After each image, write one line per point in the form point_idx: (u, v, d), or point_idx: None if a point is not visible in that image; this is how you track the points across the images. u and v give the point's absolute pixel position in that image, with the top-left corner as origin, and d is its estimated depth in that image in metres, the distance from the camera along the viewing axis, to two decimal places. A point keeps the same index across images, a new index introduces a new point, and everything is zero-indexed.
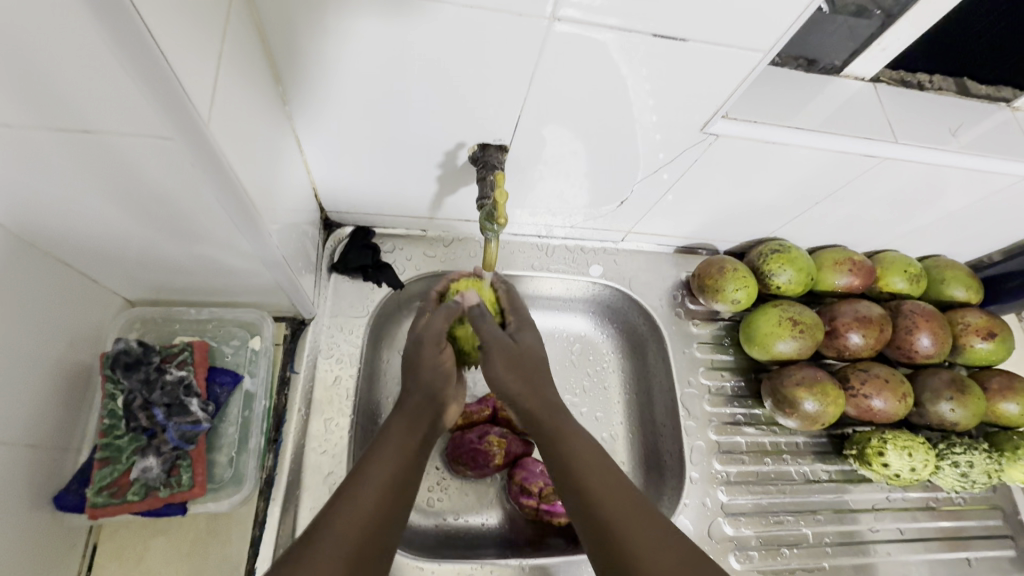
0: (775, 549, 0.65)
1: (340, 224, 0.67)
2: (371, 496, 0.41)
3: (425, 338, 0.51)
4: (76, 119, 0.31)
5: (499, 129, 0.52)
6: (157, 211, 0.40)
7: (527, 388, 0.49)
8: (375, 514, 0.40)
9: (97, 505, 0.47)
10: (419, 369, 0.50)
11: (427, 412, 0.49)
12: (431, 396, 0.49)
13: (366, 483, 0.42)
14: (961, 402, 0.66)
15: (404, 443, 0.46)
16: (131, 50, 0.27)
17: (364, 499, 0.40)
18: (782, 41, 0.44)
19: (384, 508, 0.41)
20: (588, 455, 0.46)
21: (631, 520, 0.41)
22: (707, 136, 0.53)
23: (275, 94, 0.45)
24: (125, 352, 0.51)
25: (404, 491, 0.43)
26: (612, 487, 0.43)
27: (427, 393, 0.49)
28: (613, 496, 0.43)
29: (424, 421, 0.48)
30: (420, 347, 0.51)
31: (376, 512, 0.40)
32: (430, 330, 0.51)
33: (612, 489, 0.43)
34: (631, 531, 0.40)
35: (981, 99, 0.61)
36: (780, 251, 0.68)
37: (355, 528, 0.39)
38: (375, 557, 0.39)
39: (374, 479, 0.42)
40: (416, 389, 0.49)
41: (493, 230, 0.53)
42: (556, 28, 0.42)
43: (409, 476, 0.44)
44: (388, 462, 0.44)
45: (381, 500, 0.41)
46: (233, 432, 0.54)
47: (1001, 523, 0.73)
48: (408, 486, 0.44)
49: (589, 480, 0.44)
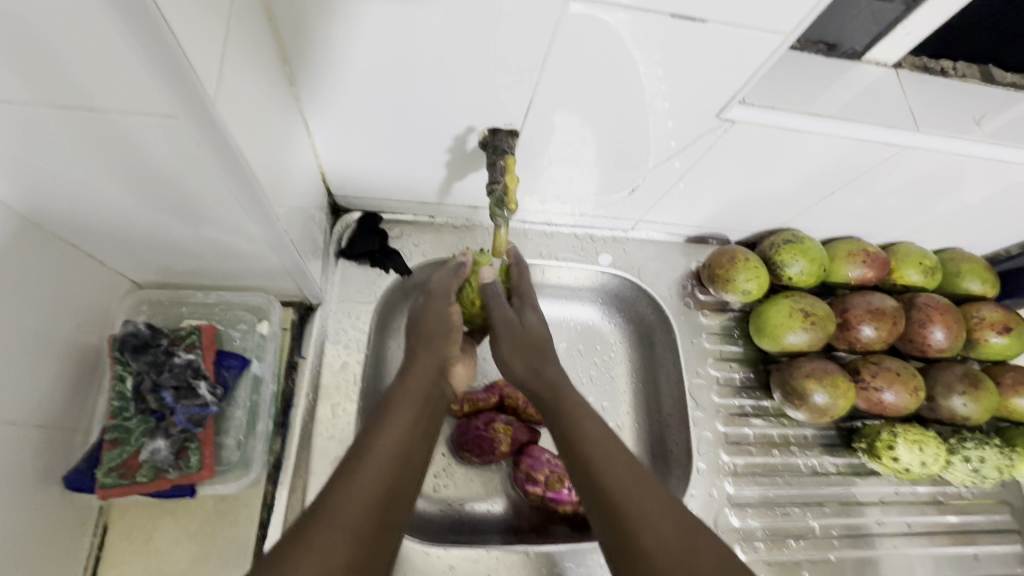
0: (781, 540, 0.65)
1: (348, 209, 0.66)
2: (375, 470, 0.41)
3: (436, 298, 0.56)
4: (82, 97, 0.30)
5: (511, 113, 0.51)
6: (163, 191, 0.39)
7: (528, 364, 0.53)
8: (381, 491, 0.41)
9: (107, 485, 0.47)
10: (425, 330, 0.54)
11: (432, 377, 0.52)
12: (436, 354, 0.53)
13: (368, 460, 0.42)
14: (975, 396, 0.65)
15: (405, 413, 0.47)
16: (138, 26, 0.26)
17: (367, 472, 0.41)
18: (804, 23, 0.43)
19: (385, 489, 0.41)
20: (596, 442, 0.46)
21: (637, 501, 0.42)
22: (723, 122, 0.52)
23: (282, 75, 0.44)
24: (134, 335, 0.50)
25: (408, 468, 0.44)
26: (613, 459, 0.45)
27: (432, 358, 0.53)
28: (619, 475, 0.44)
29: (426, 386, 0.50)
30: (428, 307, 0.56)
31: (378, 487, 0.41)
32: (440, 288, 0.56)
33: (615, 466, 0.44)
34: (633, 508, 0.41)
35: (1006, 86, 0.59)
36: (794, 241, 0.67)
37: (359, 509, 0.39)
38: (383, 540, 0.39)
39: (379, 455, 0.43)
40: (425, 351, 0.53)
41: (503, 216, 0.51)
42: (570, 9, 0.40)
43: (412, 448, 0.45)
44: (394, 432, 0.45)
45: (388, 474, 0.42)
46: (241, 415, 0.54)
47: (1009, 518, 0.73)
48: (413, 458, 0.45)
49: (593, 460, 0.45)
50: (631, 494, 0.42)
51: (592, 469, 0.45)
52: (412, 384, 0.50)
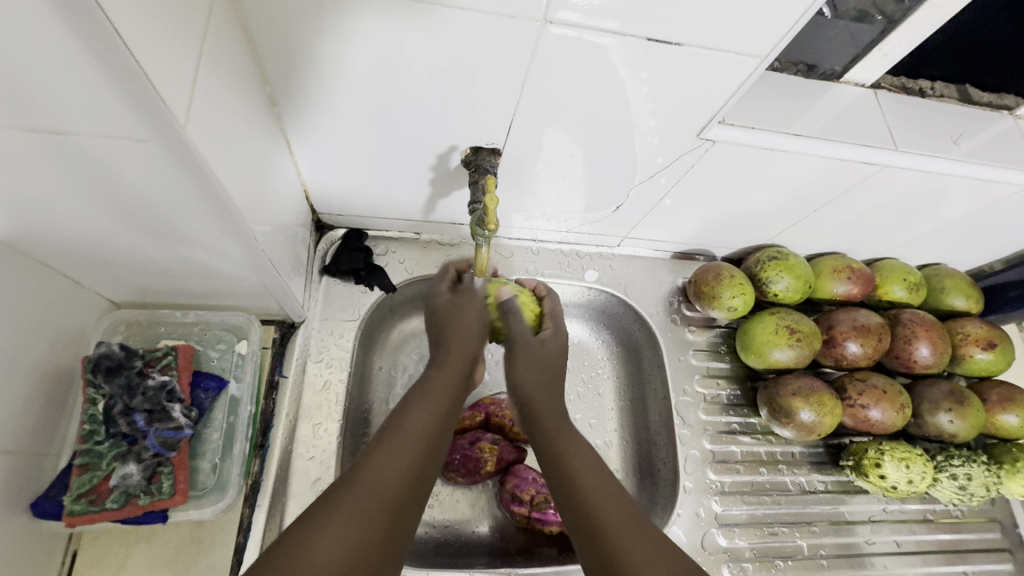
0: (770, 561, 0.64)
1: (333, 226, 0.66)
2: (408, 447, 0.42)
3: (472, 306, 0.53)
4: (49, 121, 0.30)
5: (493, 132, 0.51)
6: (138, 212, 0.38)
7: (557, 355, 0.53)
8: (414, 470, 0.41)
9: (74, 513, 0.46)
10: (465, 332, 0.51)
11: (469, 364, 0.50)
12: (477, 349, 0.51)
13: (404, 437, 0.42)
14: (960, 413, 0.65)
15: (442, 396, 0.46)
16: (106, 55, 0.26)
17: (405, 446, 0.41)
18: (779, 47, 0.43)
19: (418, 465, 0.41)
20: (591, 466, 0.45)
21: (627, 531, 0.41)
22: (703, 142, 0.53)
23: (263, 95, 0.44)
24: (107, 357, 0.50)
25: (438, 448, 0.44)
26: (605, 485, 0.44)
27: (473, 349, 0.51)
28: (613, 507, 0.42)
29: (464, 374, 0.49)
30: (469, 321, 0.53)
31: (413, 463, 0.41)
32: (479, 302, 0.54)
33: (607, 501, 0.43)
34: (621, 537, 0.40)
35: (984, 105, 0.60)
36: (779, 258, 0.67)
37: (392, 480, 0.39)
38: (409, 510, 0.40)
39: (413, 432, 0.43)
40: (463, 343, 0.50)
41: (484, 235, 0.50)
42: (549, 30, 0.41)
43: (444, 428, 0.45)
44: (428, 409, 0.45)
45: (422, 450, 0.42)
46: (217, 438, 0.53)
47: (999, 536, 0.72)
48: (444, 437, 0.45)
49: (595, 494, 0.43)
50: (620, 523, 0.41)
51: (582, 493, 0.44)
52: (443, 375, 0.48)
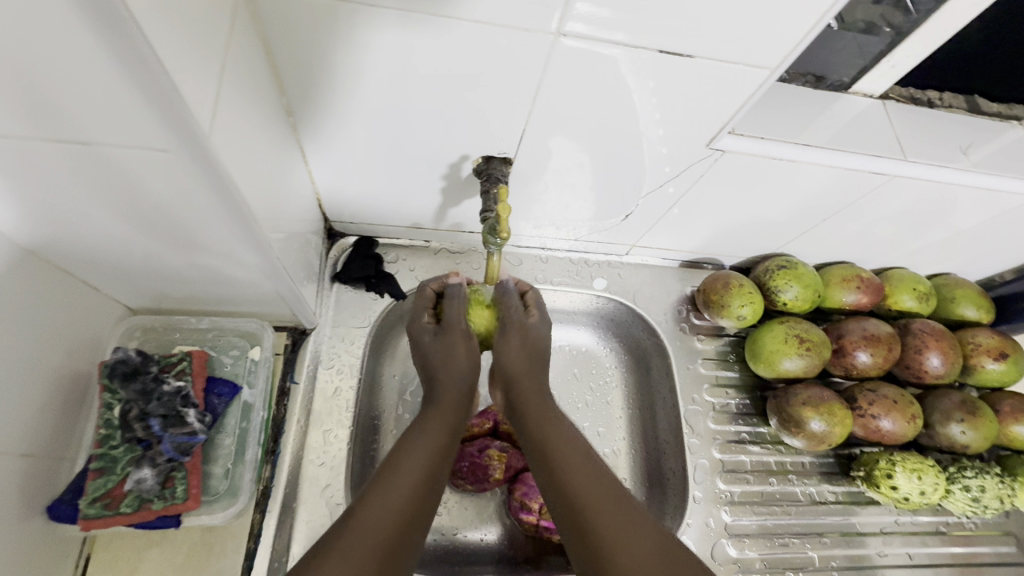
0: (780, 572, 0.64)
1: (344, 233, 0.67)
2: (404, 487, 0.40)
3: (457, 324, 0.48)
4: (75, 131, 0.31)
5: (505, 142, 0.52)
6: (158, 220, 0.39)
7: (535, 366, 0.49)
8: (412, 503, 0.40)
9: (90, 516, 0.46)
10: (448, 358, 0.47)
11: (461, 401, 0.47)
12: (466, 383, 0.47)
13: (399, 477, 0.41)
14: (972, 424, 0.65)
15: (437, 432, 0.44)
16: (134, 70, 0.27)
17: (399, 488, 0.40)
18: (788, 59, 0.44)
19: (415, 503, 0.40)
20: (588, 476, 0.43)
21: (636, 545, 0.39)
22: (712, 152, 0.53)
23: (279, 105, 0.45)
24: (124, 362, 0.50)
25: (434, 487, 0.42)
26: (607, 496, 0.42)
27: (462, 384, 0.47)
28: (616, 521, 0.40)
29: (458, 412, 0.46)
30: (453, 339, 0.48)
31: (408, 504, 0.40)
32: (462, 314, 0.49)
33: (608, 517, 0.41)
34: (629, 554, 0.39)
35: (992, 116, 0.61)
36: (788, 267, 0.67)
37: (387, 520, 0.38)
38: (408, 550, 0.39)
39: (407, 471, 0.41)
40: (449, 380, 0.47)
41: (495, 243, 0.51)
42: (561, 43, 0.41)
43: (442, 463, 0.44)
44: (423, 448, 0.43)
45: (416, 488, 0.41)
46: (229, 444, 0.54)
47: (1014, 550, 0.71)
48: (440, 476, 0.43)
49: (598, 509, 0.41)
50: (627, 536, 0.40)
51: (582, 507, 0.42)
52: (438, 411, 0.46)
